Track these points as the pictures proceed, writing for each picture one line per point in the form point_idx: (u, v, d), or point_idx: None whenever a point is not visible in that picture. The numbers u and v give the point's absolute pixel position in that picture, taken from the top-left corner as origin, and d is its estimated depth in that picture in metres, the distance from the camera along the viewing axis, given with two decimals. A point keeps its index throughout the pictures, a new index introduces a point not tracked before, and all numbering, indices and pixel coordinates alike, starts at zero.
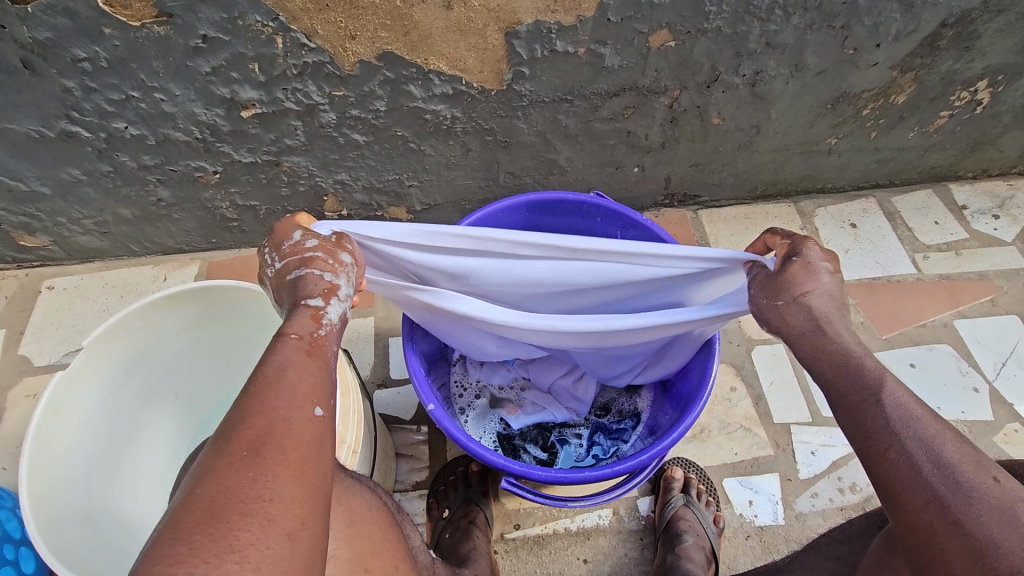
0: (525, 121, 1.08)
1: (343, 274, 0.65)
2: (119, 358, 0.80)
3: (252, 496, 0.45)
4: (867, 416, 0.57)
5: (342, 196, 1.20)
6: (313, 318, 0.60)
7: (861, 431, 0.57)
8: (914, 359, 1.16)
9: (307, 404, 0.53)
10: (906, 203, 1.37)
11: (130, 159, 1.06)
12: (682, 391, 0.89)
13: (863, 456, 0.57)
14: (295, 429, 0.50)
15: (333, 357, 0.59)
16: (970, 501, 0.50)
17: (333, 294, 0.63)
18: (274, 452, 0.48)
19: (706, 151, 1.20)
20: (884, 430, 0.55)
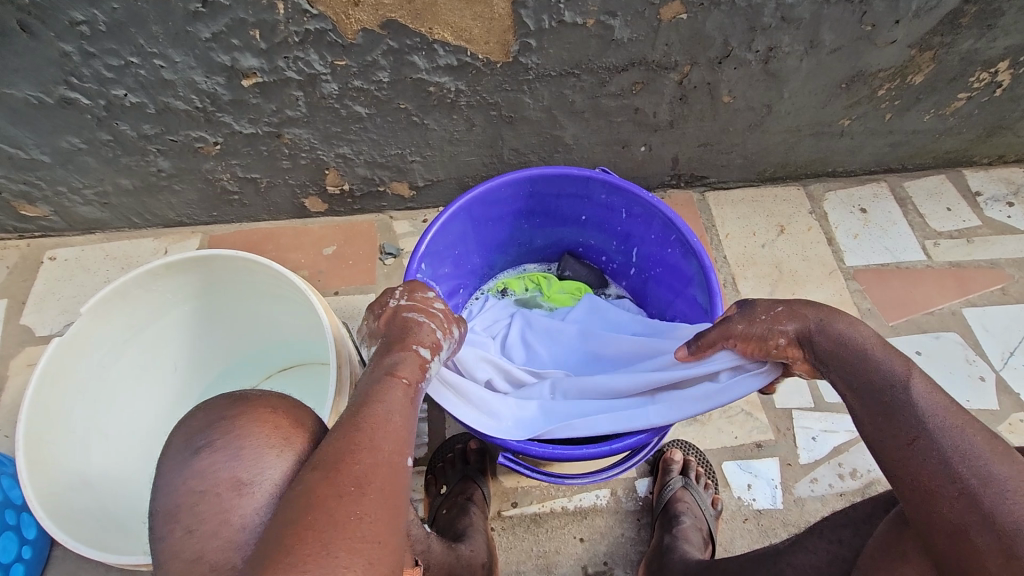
0: (531, 96, 1.05)
1: (450, 339, 0.71)
2: (118, 324, 0.78)
3: (360, 530, 0.48)
4: (898, 413, 0.58)
5: (343, 170, 1.19)
6: (421, 367, 0.65)
7: (887, 425, 0.59)
8: (920, 347, 1.15)
9: (403, 449, 0.56)
10: (918, 188, 1.34)
11: (130, 128, 1.05)
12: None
13: (886, 450, 0.59)
14: (395, 474, 0.53)
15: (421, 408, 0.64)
16: (998, 494, 0.53)
17: (438, 352, 0.68)
18: (378, 491, 0.51)
19: (715, 131, 1.18)
20: (909, 424, 0.58)
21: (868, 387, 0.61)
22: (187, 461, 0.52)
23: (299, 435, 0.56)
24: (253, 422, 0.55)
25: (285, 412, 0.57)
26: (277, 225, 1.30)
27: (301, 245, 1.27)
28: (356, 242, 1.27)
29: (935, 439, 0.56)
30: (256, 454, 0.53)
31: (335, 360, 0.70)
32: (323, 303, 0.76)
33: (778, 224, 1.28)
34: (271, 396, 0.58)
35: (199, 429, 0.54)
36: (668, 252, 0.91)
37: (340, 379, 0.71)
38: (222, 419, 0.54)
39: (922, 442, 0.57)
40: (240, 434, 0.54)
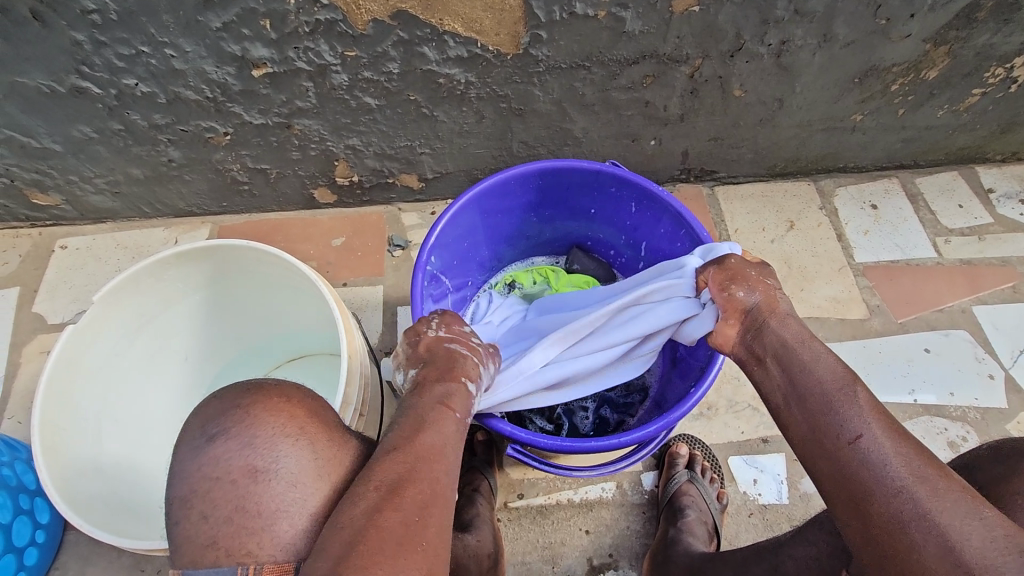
0: (541, 88, 1.05)
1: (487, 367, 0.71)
2: (129, 313, 0.78)
3: (408, 546, 0.50)
4: (841, 408, 0.60)
5: (353, 162, 1.19)
6: (467, 397, 0.65)
7: (831, 421, 0.60)
8: (929, 344, 1.14)
9: (454, 478, 0.58)
10: (930, 185, 1.33)
11: (141, 118, 1.05)
12: (693, 366, 0.85)
13: (827, 448, 0.60)
14: (445, 501, 0.55)
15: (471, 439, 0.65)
16: (933, 495, 0.53)
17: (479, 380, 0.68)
18: (433, 519, 0.53)
19: (725, 125, 1.17)
20: (852, 424, 0.59)
21: (814, 385, 0.63)
22: (200, 448, 0.53)
23: (312, 424, 0.56)
24: (266, 411, 0.55)
25: (299, 402, 0.57)
26: (286, 217, 1.30)
27: (310, 237, 1.28)
28: (365, 233, 1.28)
29: (875, 440, 0.57)
30: (271, 443, 0.54)
31: (345, 349, 0.69)
32: (334, 293, 0.75)
33: (788, 220, 1.28)
34: (285, 385, 0.58)
35: (212, 417, 0.55)
36: (677, 246, 0.90)
37: (352, 369, 0.70)
38: (236, 408, 0.55)
39: (864, 440, 0.58)
40: (254, 423, 0.54)
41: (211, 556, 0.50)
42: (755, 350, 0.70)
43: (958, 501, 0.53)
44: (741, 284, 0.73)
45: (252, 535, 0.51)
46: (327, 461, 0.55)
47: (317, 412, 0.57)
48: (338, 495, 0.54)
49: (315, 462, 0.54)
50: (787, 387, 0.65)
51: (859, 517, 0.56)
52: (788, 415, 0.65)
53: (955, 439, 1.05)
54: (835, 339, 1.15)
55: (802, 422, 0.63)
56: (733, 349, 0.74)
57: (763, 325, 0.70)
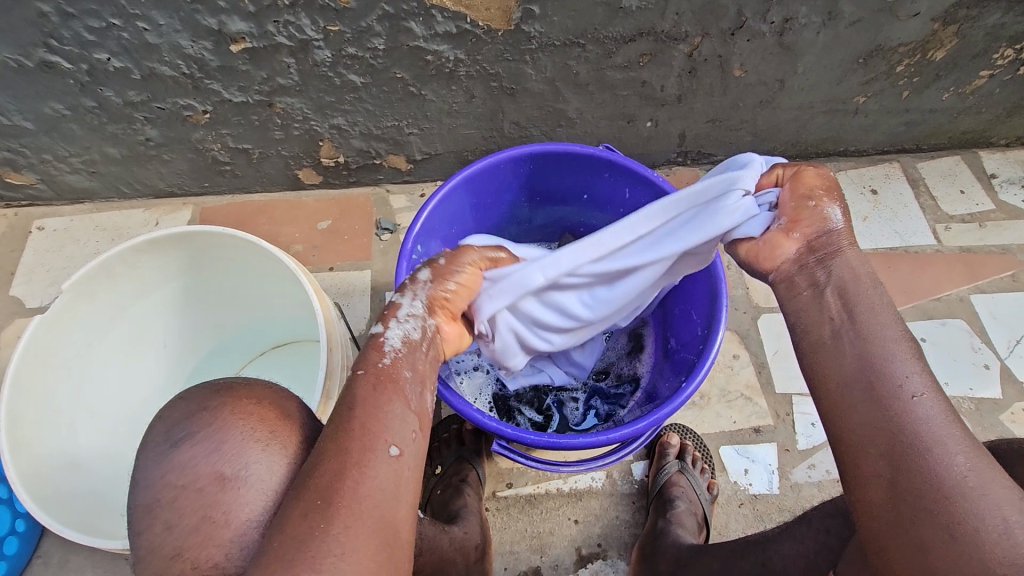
0: (533, 66, 1.01)
1: (410, 291, 0.64)
2: (103, 302, 0.75)
3: (323, 525, 0.47)
4: (902, 363, 0.57)
5: (338, 142, 1.15)
6: (375, 346, 0.60)
7: (892, 371, 0.56)
8: (925, 333, 1.13)
9: (376, 443, 0.52)
10: (931, 170, 1.30)
11: (115, 95, 1.01)
12: (683, 360, 0.82)
13: (881, 395, 0.55)
14: (366, 475, 0.51)
15: (405, 384, 0.58)
16: (986, 468, 0.51)
17: (392, 316, 0.62)
18: (347, 498, 0.49)
19: (725, 107, 1.14)
20: (912, 380, 0.56)
21: (880, 333, 0.59)
22: (164, 454, 0.51)
23: (284, 426, 0.54)
24: (234, 414, 0.52)
25: (270, 403, 0.54)
26: (271, 198, 1.27)
27: (296, 219, 1.24)
28: (353, 216, 1.24)
29: (937, 403, 0.54)
30: (238, 448, 0.51)
31: (325, 342, 0.67)
32: (313, 284, 0.72)
33: None
34: (256, 384, 0.56)
35: (178, 420, 0.52)
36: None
37: (332, 362, 0.67)
38: (202, 411, 0.52)
39: (923, 398, 0.54)
40: (222, 427, 0.51)
41: (177, 567, 0.49)
42: (815, 272, 0.63)
43: (1003, 479, 0.51)
44: (832, 199, 0.65)
45: (220, 546, 0.49)
46: (299, 464, 0.53)
47: (288, 414, 0.55)
48: None
49: (286, 466, 0.52)
50: (844, 326, 0.60)
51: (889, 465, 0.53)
52: (838, 350, 0.59)
53: None
54: None
55: (855, 366, 0.58)
56: (778, 268, 0.66)
57: (834, 253, 0.63)
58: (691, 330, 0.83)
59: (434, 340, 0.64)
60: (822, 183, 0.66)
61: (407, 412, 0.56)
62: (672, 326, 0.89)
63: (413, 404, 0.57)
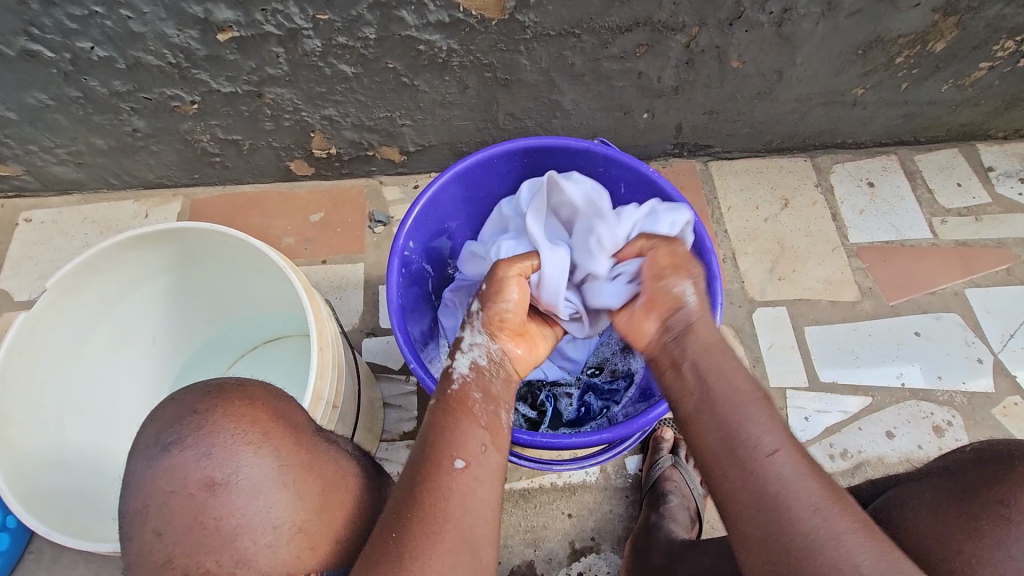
0: (528, 57, 0.99)
1: (466, 325, 0.69)
2: (89, 299, 0.74)
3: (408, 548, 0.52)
4: (756, 423, 0.59)
5: (330, 133, 1.13)
6: (444, 377, 0.65)
7: (750, 435, 0.58)
8: (920, 327, 1.13)
9: (445, 461, 0.57)
10: (929, 162, 1.29)
11: (99, 85, 0.99)
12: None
13: (739, 457, 0.58)
14: (441, 494, 0.55)
15: (475, 406, 0.62)
16: (845, 515, 0.54)
17: (455, 350, 0.67)
18: (424, 520, 0.53)
19: (722, 98, 1.12)
20: (768, 438, 0.58)
21: (733, 394, 0.61)
22: (155, 458, 0.50)
23: (276, 429, 0.53)
24: (225, 417, 0.51)
25: (261, 406, 0.53)
26: (262, 189, 1.25)
27: (288, 211, 1.23)
28: (346, 208, 1.23)
29: (790, 458, 0.57)
30: (229, 451, 0.50)
31: (316, 339, 0.65)
32: (303, 279, 0.70)
33: (782, 198, 1.25)
34: (248, 386, 0.55)
35: (168, 423, 0.51)
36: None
37: (324, 359, 0.66)
38: (192, 414, 0.51)
39: (780, 456, 0.57)
40: (213, 431, 0.50)
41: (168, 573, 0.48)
42: (672, 350, 0.67)
43: (861, 521, 0.54)
44: (687, 279, 0.70)
45: (212, 551, 0.49)
46: (292, 467, 0.52)
47: (282, 416, 0.55)
48: (301, 503, 0.52)
49: (278, 470, 0.51)
50: (703, 393, 0.62)
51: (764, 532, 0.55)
52: (700, 419, 0.61)
53: (941, 424, 1.05)
54: (826, 322, 1.13)
55: (713, 431, 0.60)
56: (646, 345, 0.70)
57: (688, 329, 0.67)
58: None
59: (502, 363, 0.68)
60: (678, 259, 0.72)
61: (477, 429, 0.60)
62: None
63: (485, 420, 0.61)
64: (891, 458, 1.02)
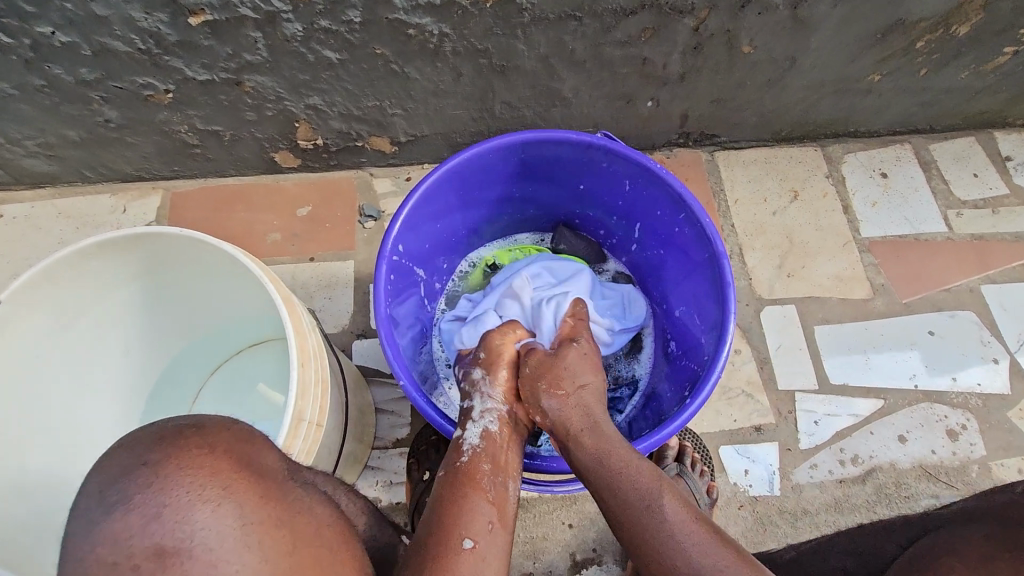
0: (525, 42, 0.93)
1: (476, 392, 0.71)
2: (50, 311, 0.68)
3: None
4: (653, 539, 0.56)
5: (316, 123, 1.07)
6: (454, 448, 0.65)
7: (652, 549, 0.56)
8: (934, 326, 1.09)
9: (456, 533, 0.56)
10: (944, 152, 1.23)
11: (65, 73, 0.92)
12: (688, 371, 0.76)
13: (655, 573, 0.56)
14: (452, 570, 0.53)
15: (484, 476, 0.62)
16: None
17: (466, 419, 0.68)
18: None
19: (731, 86, 1.06)
20: (671, 550, 0.55)
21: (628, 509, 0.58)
22: (93, 521, 0.38)
23: (239, 479, 0.43)
24: (178, 468, 0.41)
25: (223, 451, 0.43)
26: (246, 182, 1.19)
27: (274, 205, 1.17)
28: (335, 202, 1.17)
29: (698, 564, 0.54)
30: (181, 511, 0.39)
31: (296, 356, 0.60)
32: (282, 290, 0.65)
33: (792, 189, 1.19)
34: (212, 425, 0.45)
35: (112, 479, 0.40)
36: (673, 229, 0.77)
37: (305, 378, 0.61)
38: (141, 467, 0.40)
39: (683, 569, 0.54)
40: (162, 486, 0.40)
41: None
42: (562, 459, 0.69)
43: None
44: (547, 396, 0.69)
45: None
46: (259, 523, 0.42)
47: (252, 460, 0.45)
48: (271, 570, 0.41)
49: (242, 529, 0.41)
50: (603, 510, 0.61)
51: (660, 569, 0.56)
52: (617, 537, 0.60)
53: (955, 427, 1.01)
54: (837, 320, 1.09)
55: (627, 545, 0.59)
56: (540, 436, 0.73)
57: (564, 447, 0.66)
58: (696, 338, 0.76)
59: (512, 422, 0.70)
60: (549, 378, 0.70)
61: (487, 502, 0.60)
62: (676, 332, 0.82)
63: (494, 492, 0.61)
64: (903, 463, 0.99)
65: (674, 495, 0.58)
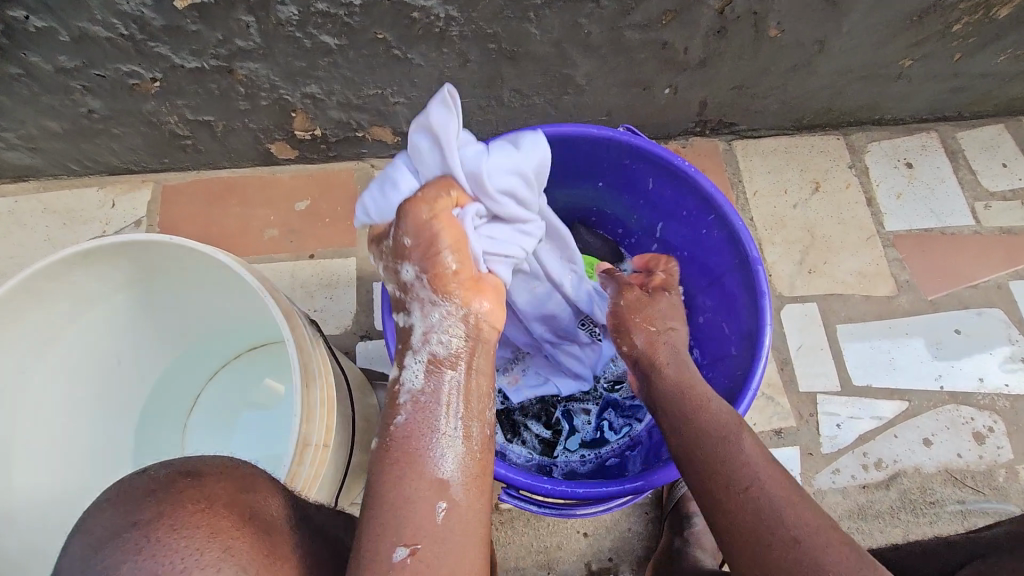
0: (538, 26, 0.86)
1: (413, 301, 0.57)
2: (33, 326, 0.63)
3: None
4: (725, 461, 0.58)
5: (313, 113, 1.01)
6: (391, 405, 0.55)
7: (721, 472, 0.58)
8: (960, 325, 1.05)
9: (387, 531, 0.47)
10: (973, 140, 1.18)
11: (43, 60, 0.86)
12: (715, 383, 0.72)
13: (721, 494, 0.57)
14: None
15: (423, 447, 0.52)
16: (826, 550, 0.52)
17: (405, 351, 0.57)
18: None
19: (753, 71, 1.00)
20: (742, 473, 0.57)
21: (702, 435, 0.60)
22: None
23: (243, 536, 0.39)
24: (172, 530, 0.37)
25: (222, 505, 0.39)
26: (241, 174, 1.13)
27: (270, 199, 1.11)
28: (334, 195, 1.11)
29: (767, 491, 0.56)
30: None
31: (299, 375, 0.55)
32: (283, 303, 0.60)
33: (813, 180, 1.14)
34: (208, 473, 0.41)
35: (98, 543, 0.36)
36: (700, 230, 0.73)
37: (310, 399, 0.57)
38: (128, 530, 0.36)
39: (753, 490, 0.56)
40: (156, 551, 0.36)
41: None
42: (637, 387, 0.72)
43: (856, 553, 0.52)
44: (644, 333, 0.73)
45: None
46: None
47: (255, 513, 0.41)
48: None
49: None
50: (673, 440, 0.63)
51: (760, 525, 0.55)
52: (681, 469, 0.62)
53: (981, 430, 0.98)
54: (860, 319, 1.05)
55: (691, 473, 0.60)
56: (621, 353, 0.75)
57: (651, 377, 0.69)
58: (724, 347, 0.72)
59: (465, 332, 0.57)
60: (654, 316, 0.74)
61: (424, 483, 0.50)
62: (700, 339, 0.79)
63: (436, 467, 0.51)
64: (928, 467, 0.95)
65: (751, 434, 0.60)
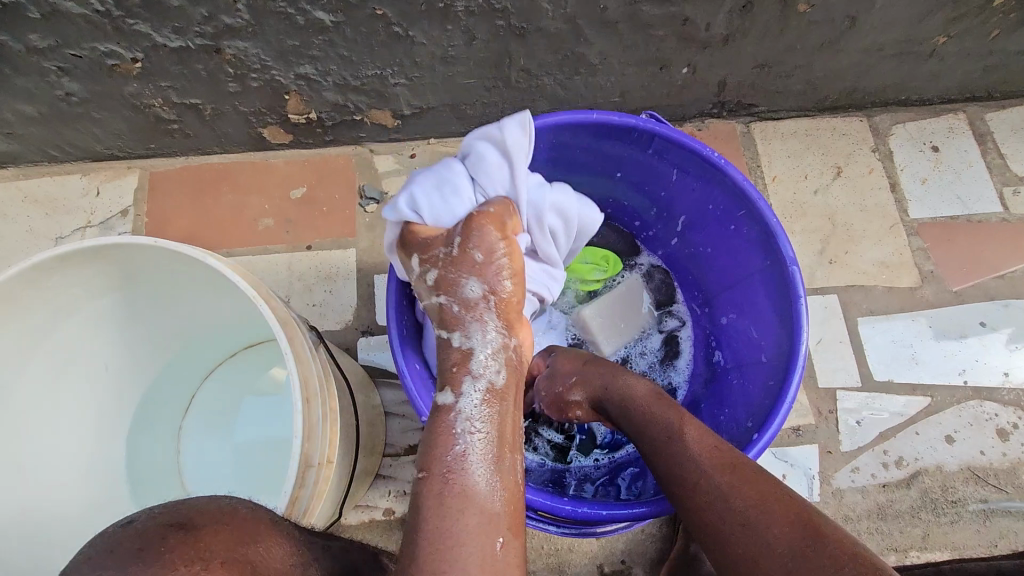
0: (551, 1, 0.80)
1: (472, 319, 0.58)
2: (12, 333, 0.58)
3: None
4: (677, 455, 0.58)
5: (308, 95, 0.95)
6: (440, 432, 0.52)
7: (671, 470, 0.58)
8: (985, 317, 1.01)
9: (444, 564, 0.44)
10: (1003, 122, 1.12)
11: (13, 40, 0.79)
12: (741, 389, 0.69)
13: (676, 490, 0.57)
14: None
15: (479, 474, 0.49)
16: (769, 527, 0.51)
17: (465, 369, 0.56)
18: None
19: (778, 49, 0.94)
20: (691, 466, 0.57)
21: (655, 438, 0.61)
22: None
23: None
24: None
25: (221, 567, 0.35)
26: (232, 160, 1.07)
27: (264, 186, 1.06)
28: (332, 182, 1.06)
29: (715, 479, 0.55)
30: None
31: (300, 392, 0.51)
32: (280, 310, 0.55)
33: (835, 165, 1.09)
34: (203, 528, 0.37)
35: None
36: (728, 227, 0.69)
37: (312, 416, 0.52)
38: None
39: (705, 482, 0.56)
40: None
41: None
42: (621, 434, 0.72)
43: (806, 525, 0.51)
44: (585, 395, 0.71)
45: None
46: None
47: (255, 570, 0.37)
48: None
49: None
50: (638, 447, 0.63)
51: (754, 547, 0.51)
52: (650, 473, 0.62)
53: (1005, 427, 0.95)
54: (882, 311, 1.01)
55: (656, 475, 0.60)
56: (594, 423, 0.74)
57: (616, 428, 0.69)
58: (751, 350, 0.69)
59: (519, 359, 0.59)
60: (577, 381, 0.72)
61: (482, 510, 0.47)
62: (725, 340, 0.75)
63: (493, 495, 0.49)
64: (950, 466, 0.93)
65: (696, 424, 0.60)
